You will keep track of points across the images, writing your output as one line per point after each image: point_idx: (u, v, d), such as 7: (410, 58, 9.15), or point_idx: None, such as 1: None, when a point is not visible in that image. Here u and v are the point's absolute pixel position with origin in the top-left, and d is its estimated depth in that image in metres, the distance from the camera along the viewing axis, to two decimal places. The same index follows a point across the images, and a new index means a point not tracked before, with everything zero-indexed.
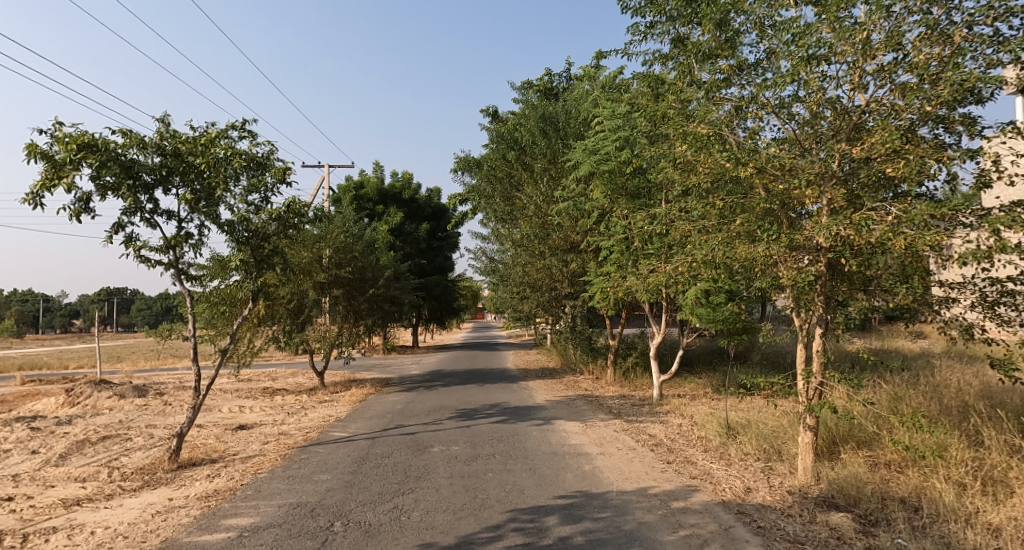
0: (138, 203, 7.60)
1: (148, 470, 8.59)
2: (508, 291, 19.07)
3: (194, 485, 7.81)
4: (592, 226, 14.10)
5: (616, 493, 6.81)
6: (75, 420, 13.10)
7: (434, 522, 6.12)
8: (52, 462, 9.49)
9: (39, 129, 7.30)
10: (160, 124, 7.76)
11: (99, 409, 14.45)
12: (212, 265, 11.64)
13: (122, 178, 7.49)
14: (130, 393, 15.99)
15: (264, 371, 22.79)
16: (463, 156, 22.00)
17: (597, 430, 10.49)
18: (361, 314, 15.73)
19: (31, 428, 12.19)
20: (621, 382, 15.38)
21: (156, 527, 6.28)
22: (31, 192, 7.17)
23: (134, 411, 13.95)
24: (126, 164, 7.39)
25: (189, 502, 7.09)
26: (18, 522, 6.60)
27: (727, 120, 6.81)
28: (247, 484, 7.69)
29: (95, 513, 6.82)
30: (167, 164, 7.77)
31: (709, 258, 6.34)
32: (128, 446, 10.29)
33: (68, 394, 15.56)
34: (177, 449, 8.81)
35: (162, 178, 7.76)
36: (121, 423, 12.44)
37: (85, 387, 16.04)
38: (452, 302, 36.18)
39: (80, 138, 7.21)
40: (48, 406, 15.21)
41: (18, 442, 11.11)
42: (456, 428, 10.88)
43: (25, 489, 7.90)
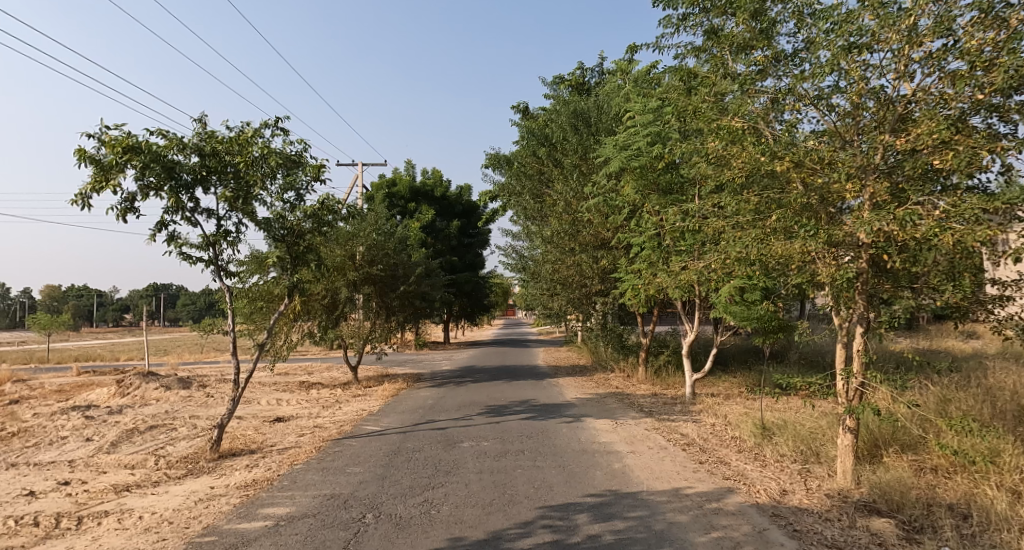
0: (179, 203, 7.75)
1: (191, 459, 8.74)
2: (537, 288, 18.96)
3: (233, 474, 7.91)
4: (623, 222, 14.01)
5: (647, 492, 6.68)
6: (126, 410, 13.48)
7: (462, 516, 6.10)
8: (103, 449, 9.75)
9: (87, 134, 7.50)
10: (197, 125, 7.89)
11: (147, 400, 14.85)
12: (250, 263, 11.90)
13: (164, 178, 7.68)
14: (176, 385, 16.41)
15: (302, 365, 23.20)
16: (493, 153, 21.99)
17: (628, 428, 10.37)
18: (393, 310, 15.82)
19: (84, 416, 12.57)
20: (653, 379, 15.16)
21: (198, 514, 6.37)
22: (80, 194, 7.41)
23: (180, 402, 14.28)
24: (167, 165, 7.56)
25: (229, 490, 7.19)
26: (73, 505, 6.79)
27: (763, 113, 6.68)
28: (284, 475, 7.77)
29: (143, 499, 6.96)
30: (206, 164, 7.92)
31: (743, 255, 6.25)
32: (173, 436, 10.53)
33: (119, 385, 16.01)
34: (218, 439, 8.97)
35: (202, 178, 7.91)
36: (167, 414, 12.71)
37: (134, 378, 16.52)
38: (483, 299, 36.27)
39: (125, 142, 7.41)
40: (99, 396, 15.68)
41: (72, 430, 11.47)
42: (485, 424, 10.85)
43: (79, 474, 8.14)
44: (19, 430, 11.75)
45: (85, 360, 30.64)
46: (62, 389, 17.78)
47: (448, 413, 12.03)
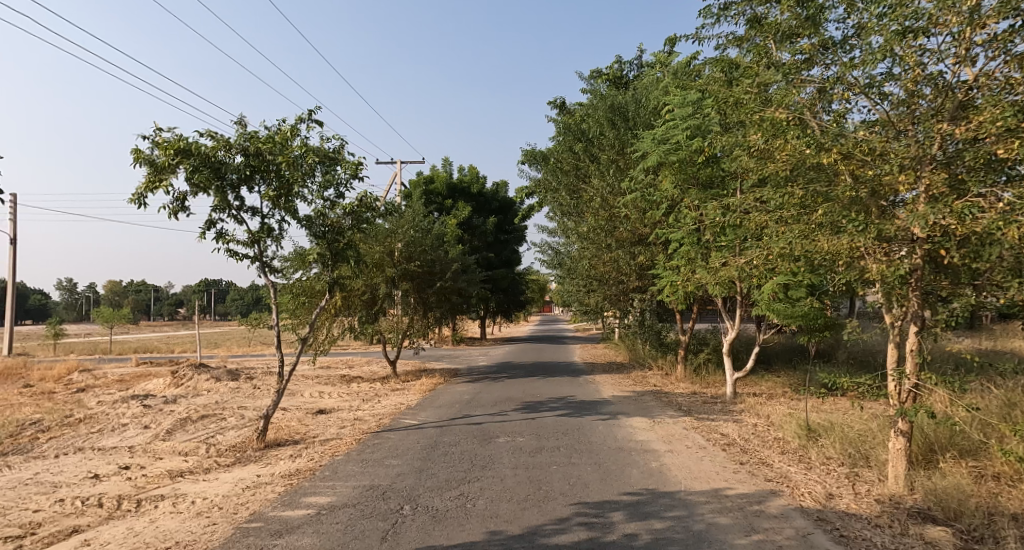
0: (226, 203, 7.93)
1: (239, 448, 8.91)
2: (573, 285, 18.82)
3: (279, 463, 8.03)
4: (661, 218, 13.81)
5: (685, 492, 6.52)
6: (180, 399, 13.88)
7: (498, 511, 6.03)
8: (160, 436, 10.03)
9: (143, 137, 7.76)
10: (240, 126, 8.01)
11: (198, 390, 15.27)
12: (293, 258, 12.11)
13: (211, 178, 7.85)
14: (226, 376, 16.82)
15: (344, 359, 23.56)
16: (529, 148, 21.89)
17: (666, 427, 10.18)
18: (430, 306, 15.86)
19: (141, 404, 12.98)
20: (693, 378, 14.85)
21: (246, 501, 6.49)
22: (136, 195, 7.68)
23: (229, 393, 14.64)
24: (214, 166, 7.73)
25: (275, 479, 7.29)
26: (132, 488, 7.07)
27: (809, 103, 6.41)
28: (326, 465, 7.84)
29: (195, 484, 7.15)
30: (250, 164, 8.03)
31: (787, 251, 6.08)
32: (223, 425, 10.77)
33: (173, 375, 16.51)
34: (264, 429, 9.11)
35: (246, 178, 8.04)
36: (217, 404, 13.00)
37: (187, 369, 17.02)
38: (519, 296, 36.22)
39: (175, 144, 7.60)
40: (156, 385, 16.21)
41: (131, 418, 11.85)
42: (521, 420, 10.78)
43: (138, 460, 8.46)
44: (82, 417, 12.21)
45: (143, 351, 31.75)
46: (122, 378, 18.48)
47: (485, 409, 11.99)
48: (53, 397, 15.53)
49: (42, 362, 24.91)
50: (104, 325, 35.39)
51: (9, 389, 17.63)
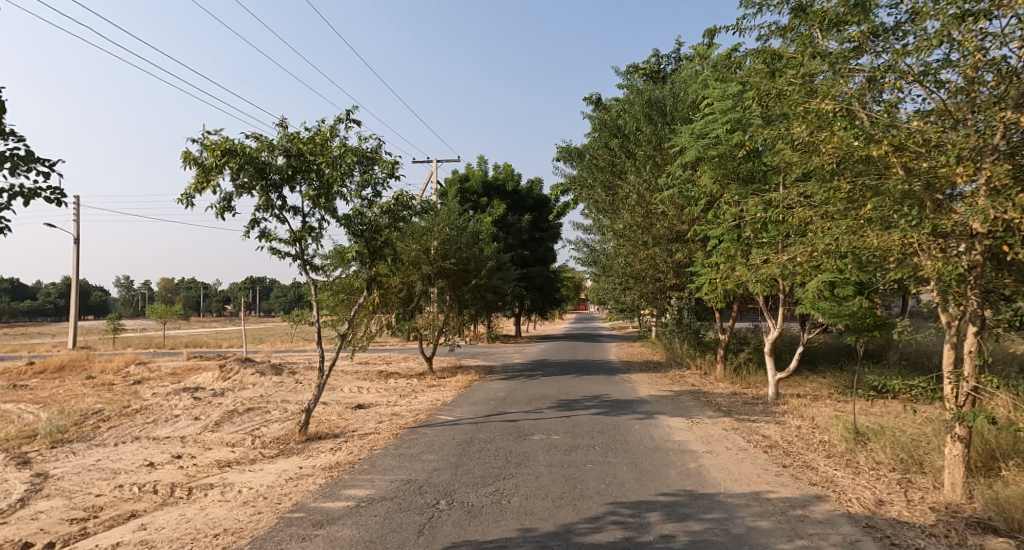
0: (270, 202, 8.05)
1: (282, 440, 9.07)
2: (609, 283, 18.61)
3: (320, 456, 8.12)
4: (699, 214, 13.54)
5: (725, 495, 6.33)
6: (227, 392, 14.22)
7: (534, 508, 5.94)
8: (209, 427, 10.27)
9: (193, 139, 8.01)
10: (282, 127, 8.11)
11: (245, 384, 15.62)
12: (333, 257, 12.25)
13: (256, 178, 7.97)
14: (270, 370, 17.16)
15: (383, 355, 23.82)
16: (564, 145, 21.73)
17: (705, 428, 9.95)
18: (466, 303, 15.82)
19: (192, 396, 13.35)
20: (733, 378, 14.51)
21: (289, 492, 6.63)
22: (185, 195, 7.99)
23: (273, 387, 14.92)
24: (258, 166, 7.85)
25: (316, 471, 7.39)
26: (184, 476, 7.40)
27: (858, 94, 6.15)
28: (364, 458, 7.89)
29: (242, 475, 7.38)
30: (292, 164, 8.12)
31: (833, 247, 5.83)
32: (267, 418, 10.96)
33: (221, 369, 16.94)
34: (306, 423, 9.22)
35: (288, 178, 8.12)
36: (261, 397, 13.24)
37: (234, 363, 17.44)
38: (554, 293, 36.04)
39: (222, 145, 7.75)
40: (204, 378, 16.66)
41: (183, 409, 12.19)
42: (557, 418, 10.67)
43: (189, 450, 8.74)
44: (138, 408, 12.62)
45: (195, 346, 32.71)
46: (175, 371, 19.08)
47: (521, 406, 11.92)
48: (112, 389, 16.13)
49: (103, 355, 25.97)
50: (158, 321, 36.49)
51: (72, 381, 18.43)
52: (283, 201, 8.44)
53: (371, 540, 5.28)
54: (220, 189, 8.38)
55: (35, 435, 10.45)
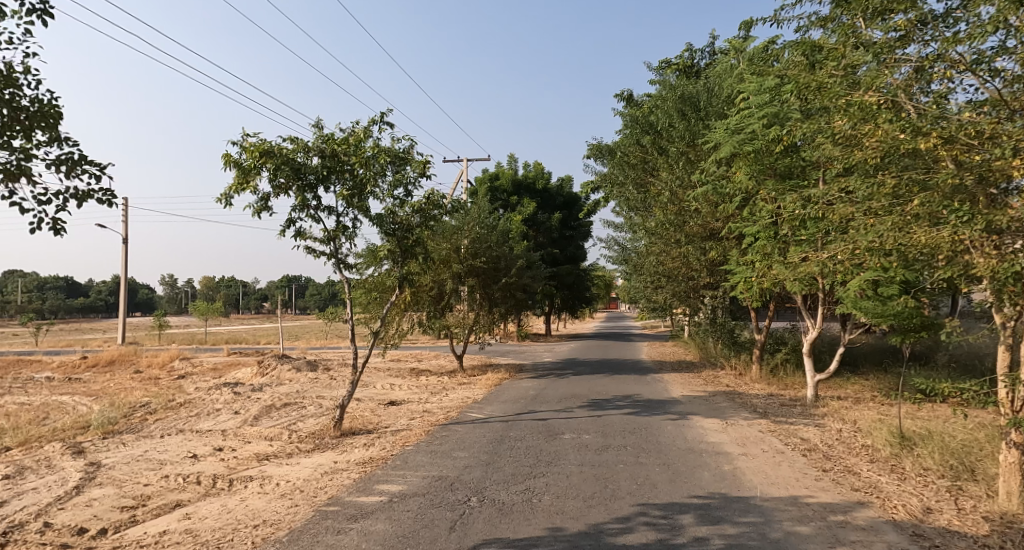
0: (305, 202, 8.10)
1: (317, 435, 9.12)
2: (641, 281, 18.37)
3: (354, 451, 8.14)
4: (734, 211, 13.24)
5: (761, 498, 6.13)
6: (265, 387, 14.43)
7: (564, 507, 5.83)
8: (248, 421, 10.39)
9: (233, 141, 8.10)
10: (317, 128, 8.15)
11: (282, 379, 15.84)
12: (365, 255, 12.30)
13: (292, 179, 8.02)
14: (305, 366, 17.37)
15: (416, 352, 23.95)
16: (595, 143, 21.50)
17: (740, 429, 9.70)
18: (496, 301, 15.73)
19: (232, 391, 13.58)
20: (770, 378, 14.17)
21: (324, 485, 6.66)
22: (224, 195, 8.06)
23: (309, 383, 15.10)
24: (295, 167, 7.89)
25: (351, 465, 7.40)
26: (225, 469, 7.51)
27: (904, 85, 5.89)
28: (397, 454, 7.87)
29: (279, 468, 7.45)
30: (326, 164, 8.15)
31: (875, 244, 5.58)
32: (303, 413, 11.07)
33: (259, 365, 17.21)
34: (340, 418, 9.26)
35: (323, 178, 8.15)
36: (298, 393, 13.38)
37: (272, 359, 17.72)
38: (585, 292, 35.78)
39: (260, 146, 7.82)
40: (243, 374, 16.95)
41: (224, 403, 12.40)
42: (588, 417, 10.52)
43: (229, 442, 8.87)
44: (182, 401, 12.89)
45: (237, 341, 33.37)
46: (216, 366, 19.49)
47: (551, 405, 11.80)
48: (158, 383, 16.56)
49: (151, 350, 26.73)
50: (201, 318, 37.29)
51: (120, 375, 19.00)
52: (317, 201, 8.47)
53: (402, 535, 5.24)
54: (259, 189, 8.47)
55: (88, 426, 10.75)
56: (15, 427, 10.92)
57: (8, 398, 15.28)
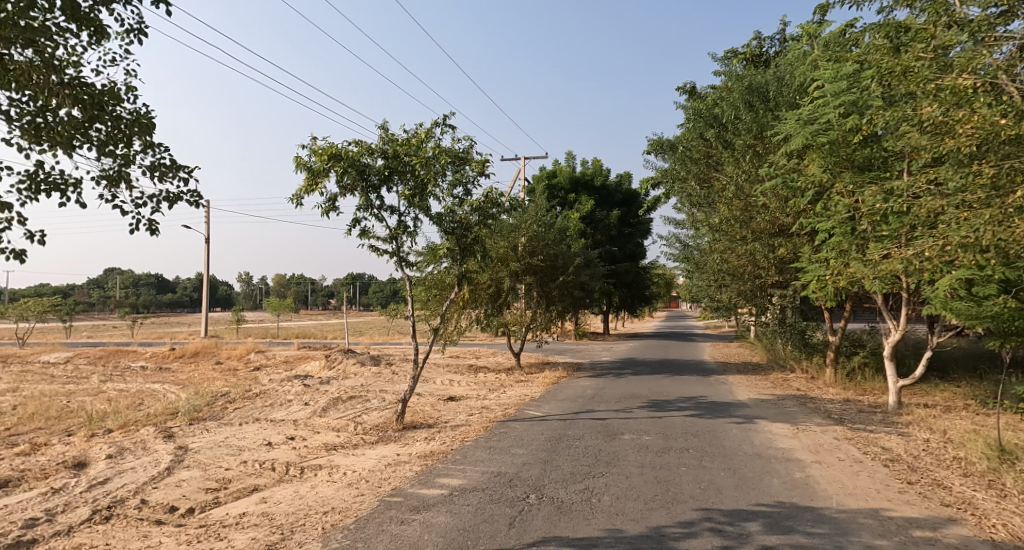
0: (369, 202, 8.11)
1: (380, 428, 9.13)
2: (704, 280, 17.77)
3: (415, 444, 8.07)
4: (806, 206, 12.54)
5: (837, 509, 5.68)
6: (332, 380, 14.68)
7: (624, 509, 5.55)
8: (317, 412, 10.52)
9: (304, 144, 8.22)
10: (381, 129, 8.15)
11: (347, 373, 16.10)
12: (426, 253, 12.29)
13: (357, 180, 8.04)
14: (369, 361, 17.62)
15: (476, 349, 24.01)
16: (655, 138, 20.94)
17: (813, 436, 9.15)
18: (553, 300, 15.43)
19: (303, 383, 13.88)
20: (846, 382, 13.40)
21: (388, 476, 6.59)
22: (295, 197, 8.17)
23: (373, 377, 15.27)
24: (359, 168, 7.92)
25: (412, 458, 7.33)
26: (297, 457, 7.58)
27: (1004, 65, 5.36)
28: (457, 449, 7.75)
29: (346, 458, 7.46)
30: (389, 165, 8.13)
31: (970, 239, 5.09)
32: (367, 406, 11.14)
33: (326, 359, 17.57)
34: (402, 412, 9.21)
35: (386, 178, 8.12)
36: (363, 386, 13.54)
37: (338, 354, 18.06)
38: (644, 291, 35.09)
39: (328, 148, 7.89)
40: (312, 367, 17.34)
41: (295, 395, 12.64)
42: (648, 418, 10.14)
43: (300, 432, 8.99)
44: (257, 391, 13.23)
45: (307, 336, 34.36)
46: (288, 359, 20.03)
47: (609, 405, 11.47)
48: (236, 374, 17.15)
49: (230, 343, 27.82)
50: (273, 313, 38.51)
51: (202, 366, 19.84)
52: (381, 201, 8.47)
53: (463, 528, 5.09)
54: (325, 189, 8.53)
55: (175, 413, 11.14)
56: (113, 412, 11.47)
57: (105, 385, 16.14)
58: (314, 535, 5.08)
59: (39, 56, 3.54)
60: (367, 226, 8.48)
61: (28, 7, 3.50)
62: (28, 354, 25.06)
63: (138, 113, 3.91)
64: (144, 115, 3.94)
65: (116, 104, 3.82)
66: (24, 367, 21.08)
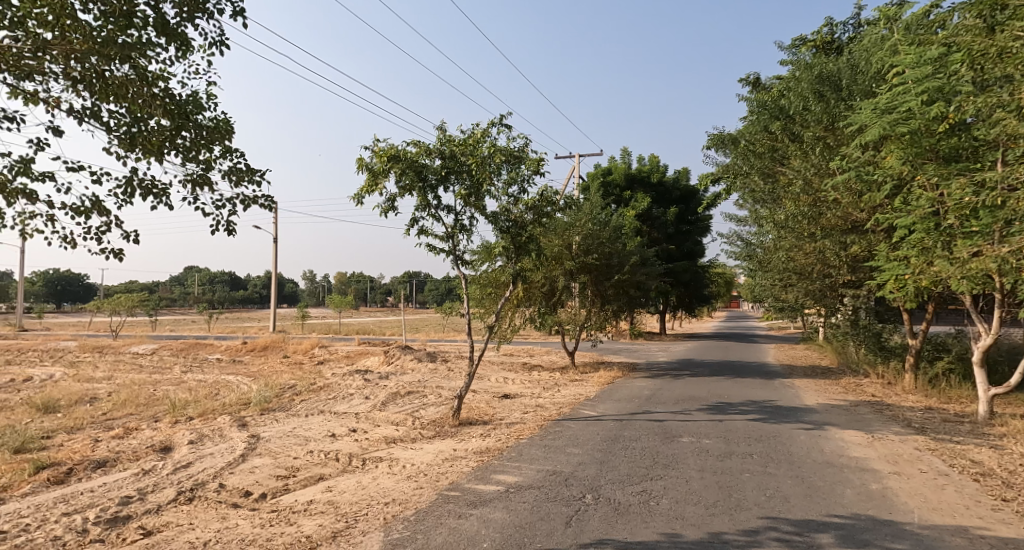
0: (427, 203, 7.99)
1: (437, 423, 9.00)
2: (767, 279, 17.02)
3: (472, 440, 7.89)
4: (882, 201, 11.72)
5: (920, 525, 5.16)
6: (391, 375, 14.73)
7: (683, 513, 5.20)
8: (377, 406, 10.50)
9: (366, 145, 8.17)
10: (439, 129, 8.02)
11: (405, 368, 16.14)
12: (481, 252, 12.11)
13: (415, 181, 7.90)
14: (426, 357, 17.63)
15: (532, 347, 23.78)
16: (716, 132, 20.17)
17: (891, 445, 8.49)
18: (608, 299, 15.05)
19: (363, 377, 13.97)
20: (927, 389, 12.51)
21: (445, 471, 6.42)
22: (356, 197, 8.14)
23: (429, 373, 15.24)
24: (417, 168, 7.79)
25: (469, 454, 7.15)
26: (359, 448, 7.52)
27: None
28: (513, 446, 7.52)
29: (406, 451, 7.35)
30: (447, 165, 7.98)
31: None
32: (424, 401, 11.06)
33: (385, 354, 17.68)
34: (458, 407, 9.05)
35: (443, 179, 7.96)
36: (420, 382, 13.51)
37: (397, 349, 18.16)
38: (702, 290, 34.11)
39: (387, 149, 7.80)
40: (371, 362, 17.50)
41: (356, 389, 12.70)
42: (708, 421, 9.66)
43: (361, 424, 8.95)
44: (321, 384, 13.39)
45: (367, 332, 34.96)
46: (349, 354, 20.30)
47: (667, 406, 11.02)
48: (301, 367, 17.49)
49: (298, 337, 28.55)
50: (336, 309, 39.32)
51: (269, 359, 20.37)
52: (439, 201, 8.34)
53: (519, 525, 4.88)
54: (386, 190, 8.46)
55: (248, 403, 11.34)
56: (194, 400, 11.81)
57: (184, 374, 16.75)
58: (377, 524, 4.97)
59: (135, 70, 3.87)
60: (424, 226, 8.37)
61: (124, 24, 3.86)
62: (117, 345, 26.39)
63: (218, 119, 4.21)
64: (223, 123, 4.23)
65: (198, 113, 4.13)
66: (109, 357, 22.19)
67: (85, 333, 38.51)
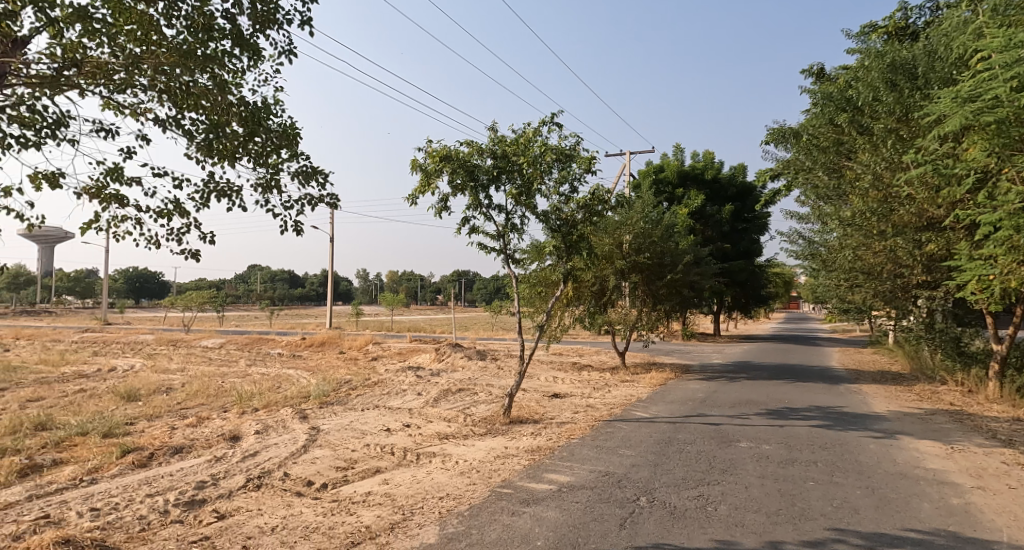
0: (478, 202, 7.77)
1: (487, 421, 8.77)
2: (831, 278, 16.17)
3: (523, 438, 7.62)
4: (960, 196, 10.90)
5: (1012, 543, 4.61)
6: (442, 372, 14.64)
7: (744, 520, 4.81)
8: (429, 402, 10.37)
9: (420, 145, 8.03)
10: (491, 129, 7.79)
11: (456, 365, 16.04)
12: (530, 250, 11.85)
13: (466, 181, 7.68)
14: (476, 355, 17.48)
15: (584, 347, 23.36)
16: (777, 127, 19.33)
17: (974, 457, 7.79)
18: (660, 298, 14.55)
19: (415, 374, 13.91)
20: (1011, 396, 11.56)
21: (497, 468, 6.17)
22: (410, 197, 8.01)
23: (480, 371, 15.08)
24: (468, 168, 7.58)
25: (520, 452, 6.88)
26: (412, 443, 7.36)
27: None
28: (564, 446, 7.22)
29: (458, 447, 7.14)
30: (498, 164, 7.73)
31: None
32: (475, 399, 10.87)
33: (437, 351, 17.63)
34: (509, 406, 8.79)
35: (495, 178, 7.72)
36: (471, 380, 13.34)
37: (448, 347, 18.09)
38: (759, 291, 32.97)
39: (439, 149, 7.62)
40: (423, 358, 17.48)
41: (409, 384, 12.62)
42: (768, 427, 9.11)
43: (414, 420, 8.81)
44: (376, 379, 13.39)
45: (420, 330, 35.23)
46: (402, 351, 20.36)
47: (723, 410, 10.48)
48: (355, 363, 17.64)
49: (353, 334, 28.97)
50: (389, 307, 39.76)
51: (327, 354, 20.67)
52: (490, 200, 8.12)
53: (573, 525, 4.59)
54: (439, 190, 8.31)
55: (307, 396, 11.41)
56: (258, 392, 11.99)
57: (248, 367, 17.15)
58: (433, 517, 4.76)
59: (214, 81, 3.77)
60: (476, 226, 8.17)
61: (199, 32, 3.77)
62: (188, 338, 27.40)
63: (287, 123, 4.13)
64: (291, 127, 4.13)
65: (268, 118, 4.04)
66: (178, 350, 22.99)
67: (160, 327, 40.28)
